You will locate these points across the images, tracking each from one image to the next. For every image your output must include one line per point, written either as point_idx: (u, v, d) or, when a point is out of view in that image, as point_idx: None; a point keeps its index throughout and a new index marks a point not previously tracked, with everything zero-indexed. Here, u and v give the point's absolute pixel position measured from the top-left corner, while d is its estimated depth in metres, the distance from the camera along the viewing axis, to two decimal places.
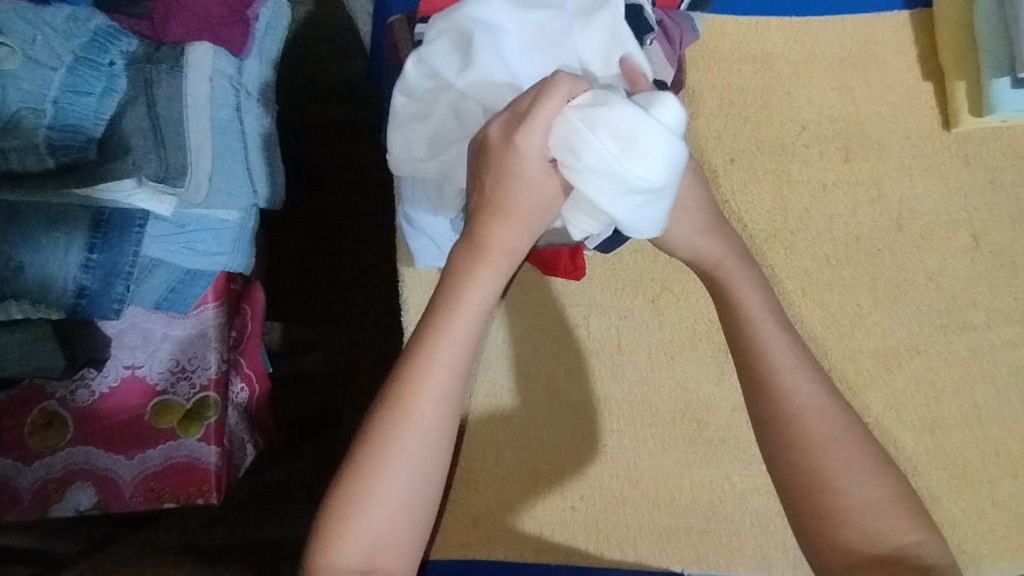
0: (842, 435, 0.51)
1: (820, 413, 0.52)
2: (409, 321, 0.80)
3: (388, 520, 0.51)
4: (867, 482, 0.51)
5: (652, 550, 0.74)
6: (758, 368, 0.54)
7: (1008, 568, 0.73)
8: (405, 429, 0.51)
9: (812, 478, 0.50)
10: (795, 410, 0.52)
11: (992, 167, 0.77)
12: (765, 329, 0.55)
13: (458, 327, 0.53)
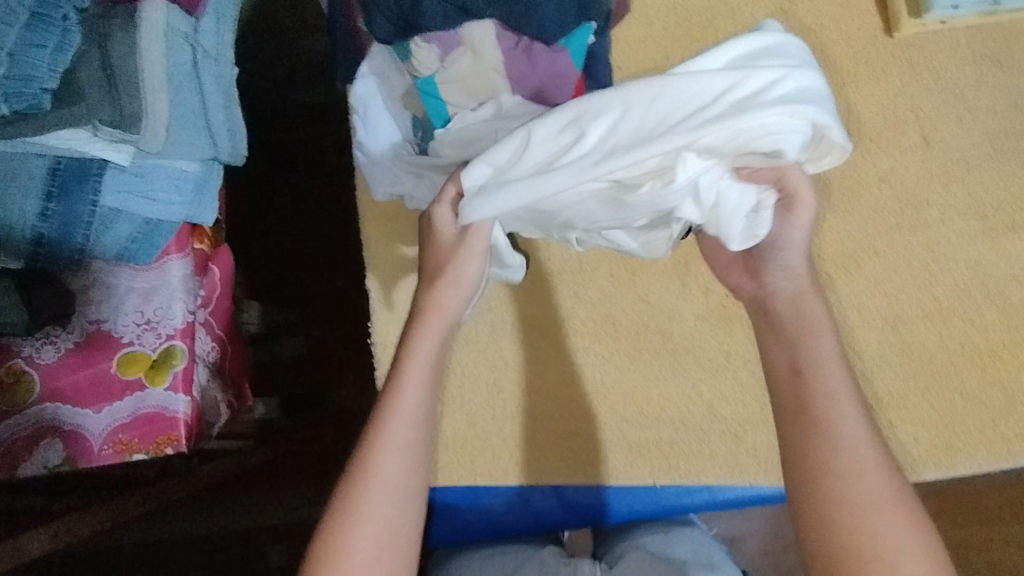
0: (890, 504, 0.52)
1: (870, 473, 0.53)
2: (372, 257, 0.79)
3: (373, 555, 0.55)
4: (914, 557, 0.50)
5: (623, 463, 0.74)
6: (811, 410, 0.56)
7: (982, 461, 0.72)
8: (373, 480, 0.58)
9: (844, 536, 0.51)
10: (845, 462, 0.53)
11: (935, 68, 0.78)
12: (830, 374, 0.57)
13: (408, 391, 0.62)
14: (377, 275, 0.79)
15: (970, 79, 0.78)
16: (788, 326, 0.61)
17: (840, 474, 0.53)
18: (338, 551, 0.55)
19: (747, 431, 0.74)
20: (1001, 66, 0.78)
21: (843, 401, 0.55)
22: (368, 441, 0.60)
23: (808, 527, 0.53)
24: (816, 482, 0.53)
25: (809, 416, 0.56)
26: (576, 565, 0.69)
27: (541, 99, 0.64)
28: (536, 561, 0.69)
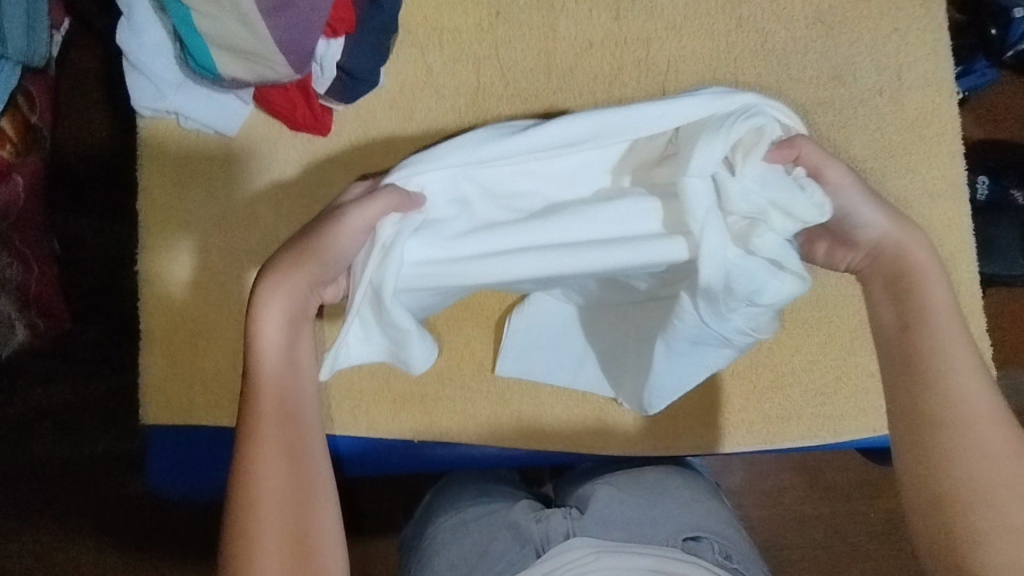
0: (1007, 452, 0.51)
1: (982, 423, 0.52)
2: (143, 180, 0.72)
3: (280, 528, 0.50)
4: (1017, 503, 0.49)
5: (384, 417, 0.71)
6: (928, 361, 0.55)
7: (745, 440, 0.71)
8: (266, 448, 0.52)
9: (957, 488, 0.50)
10: (956, 413, 0.52)
11: (763, 29, 0.73)
12: (944, 328, 0.55)
13: (273, 353, 0.54)
14: (145, 197, 0.72)
15: (797, 45, 0.73)
16: (896, 289, 0.58)
17: (969, 426, 0.52)
18: (245, 529, 0.50)
19: (515, 391, 0.71)
20: (832, 34, 0.73)
21: (963, 359, 0.54)
22: (247, 412, 0.53)
23: (917, 484, 0.52)
24: (929, 439, 0.52)
25: (927, 373, 0.54)
26: (547, 519, 0.63)
27: (288, 14, 0.59)
28: (509, 524, 0.63)
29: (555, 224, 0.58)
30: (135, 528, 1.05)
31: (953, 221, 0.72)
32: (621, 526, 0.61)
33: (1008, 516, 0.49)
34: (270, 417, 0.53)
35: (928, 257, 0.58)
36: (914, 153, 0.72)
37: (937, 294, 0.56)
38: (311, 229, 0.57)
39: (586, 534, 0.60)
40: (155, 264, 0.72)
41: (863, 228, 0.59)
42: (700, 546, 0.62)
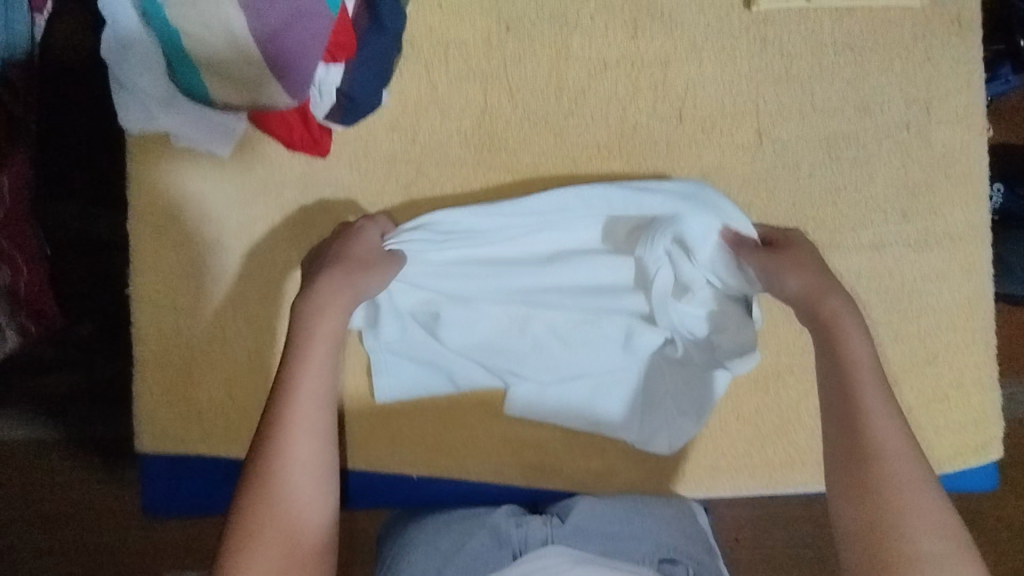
0: (917, 483, 0.51)
1: (893, 458, 0.52)
2: (134, 201, 0.69)
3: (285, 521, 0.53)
4: (932, 532, 0.49)
5: (384, 452, 0.70)
6: (845, 399, 0.56)
7: (747, 485, 0.70)
8: (288, 442, 0.55)
9: (878, 519, 0.51)
10: (868, 448, 0.53)
11: (789, 54, 0.69)
12: (860, 375, 0.56)
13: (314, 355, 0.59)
14: (137, 219, 0.69)
15: (824, 72, 0.69)
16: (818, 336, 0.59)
17: (880, 461, 0.52)
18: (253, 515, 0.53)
19: (516, 431, 0.70)
20: (862, 61, 0.69)
21: (875, 400, 0.55)
22: (279, 403, 0.57)
23: (844, 514, 0.53)
24: (852, 473, 0.53)
25: (849, 412, 0.55)
26: (527, 524, 0.64)
27: (282, 43, 0.56)
28: (489, 526, 0.64)
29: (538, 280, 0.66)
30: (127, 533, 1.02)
31: (973, 267, 0.69)
32: (599, 539, 0.64)
33: (921, 543, 0.49)
34: (301, 415, 0.56)
35: (851, 313, 0.59)
36: (939, 193, 0.69)
37: (855, 342, 0.57)
38: (349, 264, 0.62)
39: (563, 542, 0.63)
40: (148, 289, 0.70)
41: (789, 286, 0.60)
42: (676, 569, 0.63)
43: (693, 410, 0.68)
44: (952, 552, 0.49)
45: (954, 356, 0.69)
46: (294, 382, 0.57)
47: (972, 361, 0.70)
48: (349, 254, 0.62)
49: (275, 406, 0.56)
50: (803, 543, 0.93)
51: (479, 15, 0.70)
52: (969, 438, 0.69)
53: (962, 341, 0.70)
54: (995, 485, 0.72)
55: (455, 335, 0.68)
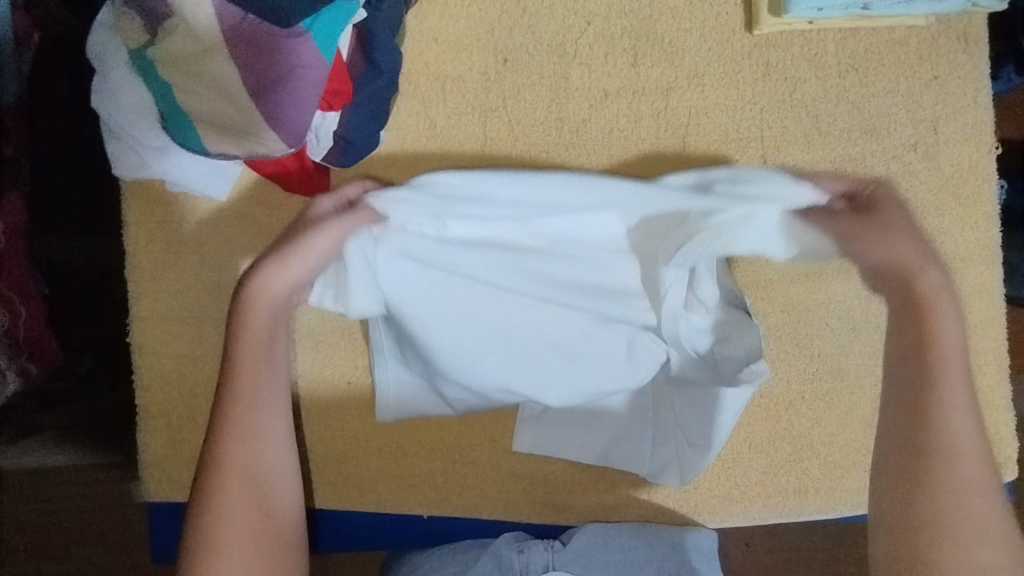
0: (981, 489, 0.52)
1: (965, 459, 0.52)
2: (129, 246, 0.68)
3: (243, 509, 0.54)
4: (986, 540, 0.50)
5: (391, 493, 0.69)
6: (935, 384, 0.54)
7: (760, 514, 0.69)
8: (238, 438, 0.56)
9: (943, 517, 0.51)
10: (946, 443, 0.53)
11: (792, 77, 0.68)
12: (947, 364, 0.55)
13: (255, 350, 0.58)
14: (134, 265, 0.68)
15: (828, 94, 0.68)
16: (905, 312, 0.57)
17: (956, 459, 0.52)
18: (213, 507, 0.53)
19: (525, 466, 0.69)
20: (867, 81, 0.68)
21: (959, 393, 0.54)
22: (227, 402, 0.57)
23: (907, 503, 0.52)
24: (923, 465, 0.52)
25: (934, 401, 0.54)
26: (529, 549, 0.67)
27: (275, 91, 0.54)
28: (492, 553, 0.67)
29: (542, 269, 0.64)
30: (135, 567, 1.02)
31: (985, 288, 0.68)
32: (599, 567, 0.66)
33: (973, 549, 0.50)
34: (248, 411, 0.57)
35: (943, 297, 0.57)
36: (948, 214, 0.68)
37: (947, 328, 0.56)
38: (287, 245, 0.58)
39: (563, 570, 0.66)
40: (146, 335, 0.68)
41: (871, 259, 0.59)
42: None
43: (704, 423, 0.67)
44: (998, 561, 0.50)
45: None
46: (239, 381, 0.57)
47: (986, 382, 0.69)
48: (291, 237, 0.59)
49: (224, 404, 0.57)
50: (817, 561, 0.92)
51: (475, 47, 0.68)
52: None
53: (975, 363, 0.68)
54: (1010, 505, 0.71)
55: (449, 328, 0.63)
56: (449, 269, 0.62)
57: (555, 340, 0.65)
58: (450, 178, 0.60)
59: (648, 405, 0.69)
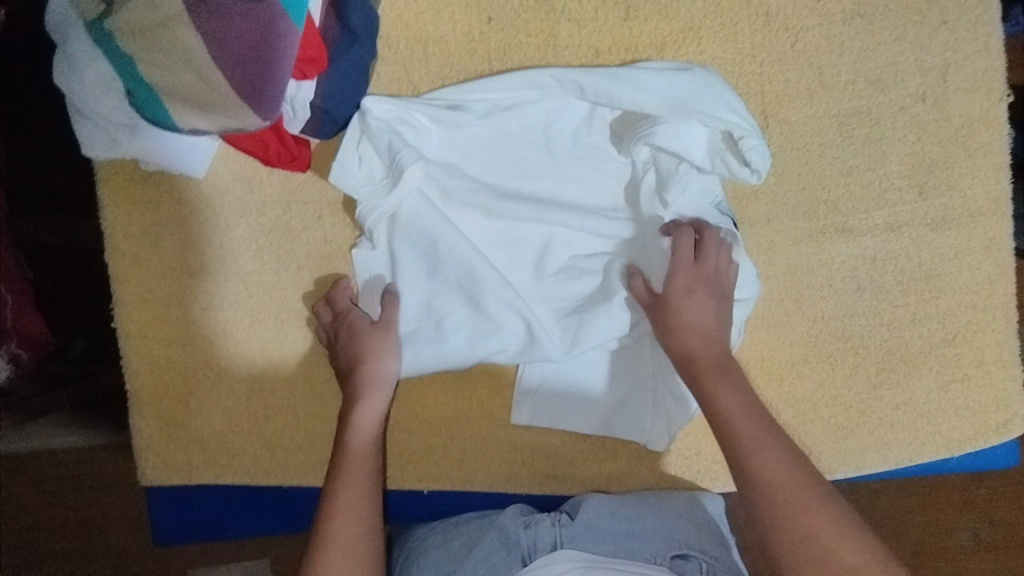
0: (820, 511, 0.55)
1: (789, 489, 0.56)
2: (108, 228, 0.65)
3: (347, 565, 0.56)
4: (846, 545, 0.54)
5: (391, 470, 0.68)
6: (733, 449, 0.58)
7: None
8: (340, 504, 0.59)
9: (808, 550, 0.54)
10: (767, 488, 0.56)
11: (793, 27, 0.65)
12: (742, 423, 0.59)
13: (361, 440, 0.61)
14: (114, 247, 0.66)
15: (831, 44, 0.65)
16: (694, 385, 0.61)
17: (781, 498, 0.56)
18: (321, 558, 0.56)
19: (526, 438, 0.68)
20: (871, 29, 0.65)
21: (758, 437, 0.58)
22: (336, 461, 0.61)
23: (794, 567, 0.54)
24: (773, 514, 0.55)
25: (742, 462, 0.58)
26: (536, 525, 0.64)
27: (246, 66, 0.52)
28: (498, 528, 0.64)
29: (525, 182, 0.66)
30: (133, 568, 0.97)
31: (994, 242, 0.66)
32: (609, 538, 0.62)
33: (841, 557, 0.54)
34: (352, 471, 0.60)
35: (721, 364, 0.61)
36: (956, 166, 0.65)
37: (726, 393, 0.60)
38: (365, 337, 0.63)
39: (573, 545, 0.62)
40: (133, 319, 0.66)
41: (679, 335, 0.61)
42: (687, 564, 0.63)
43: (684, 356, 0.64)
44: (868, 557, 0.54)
45: (974, 334, 0.67)
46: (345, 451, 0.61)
47: (993, 339, 0.67)
48: (365, 344, 0.63)
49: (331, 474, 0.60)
50: None
51: (459, 6, 0.65)
52: (989, 417, 0.67)
53: (983, 320, 0.67)
54: (1015, 461, 0.71)
55: (441, 249, 0.63)
56: (436, 180, 0.64)
57: (550, 257, 0.65)
58: (437, 91, 0.65)
59: (644, 353, 0.67)
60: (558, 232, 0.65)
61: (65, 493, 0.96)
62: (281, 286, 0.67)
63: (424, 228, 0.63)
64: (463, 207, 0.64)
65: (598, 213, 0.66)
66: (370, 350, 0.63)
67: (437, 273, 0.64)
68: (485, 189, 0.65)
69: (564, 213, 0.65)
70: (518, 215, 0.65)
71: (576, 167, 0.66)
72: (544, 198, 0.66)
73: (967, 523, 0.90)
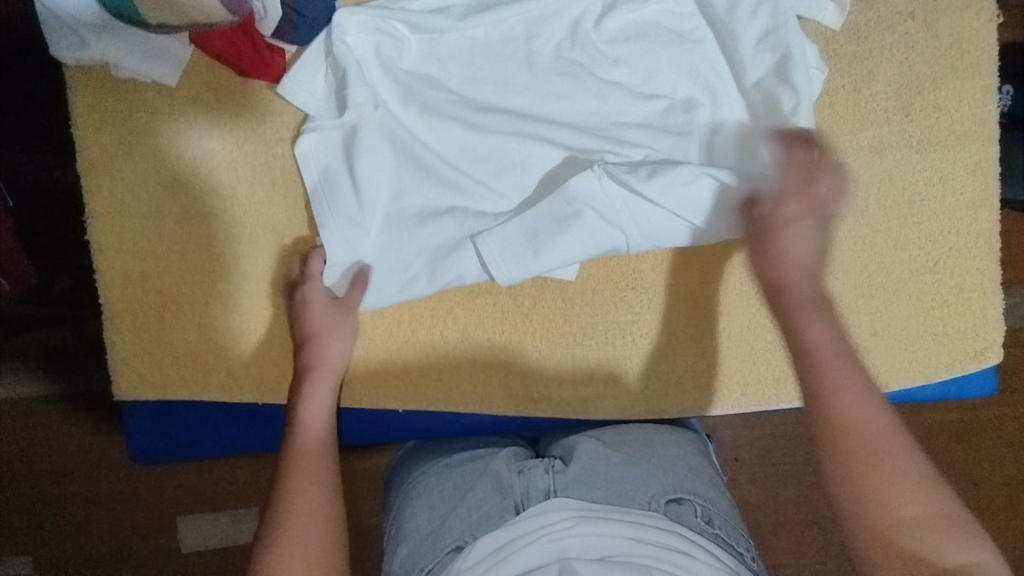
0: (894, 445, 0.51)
1: (868, 426, 0.52)
2: (79, 136, 0.64)
3: (307, 527, 0.53)
4: (911, 493, 0.49)
5: (366, 387, 0.68)
6: (813, 378, 0.55)
7: (736, 402, 0.69)
8: (303, 481, 0.56)
9: (868, 490, 0.50)
10: (843, 422, 0.52)
11: None
12: (824, 357, 0.56)
13: (310, 422, 0.60)
14: (86, 156, 0.65)
15: None
16: (777, 312, 0.60)
17: (861, 436, 0.51)
18: (278, 527, 0.54)
19: (501, 360, 0.68)
20: None
21: (841, 376, 0.54)
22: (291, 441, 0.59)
23: (855, 509, 0.49)
24: (835, 444, 0.52)
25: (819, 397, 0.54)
26: (529, 471, 0.62)
27: None
28: (491, 474, 0.63)
29: (504, 98, 0.64)
30: (104, 520, 0.94)
31: (979, 166, 0.65)
32: (602, 484, 0.61)
33: (898, 506, 0.49)
34: (308, 446, 0.58)
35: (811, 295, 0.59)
36: (943, 88, 0.64)
37: (811, 326, 0.57)
38: (320, 321, 0.63)
39: (566, 493, 0.60)
40: (106, 231, 0.66)
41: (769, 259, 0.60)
42: (682, 509, 0.61)
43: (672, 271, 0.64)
44: (940, 511, 0.48)
45: (956, 261, 0.66)
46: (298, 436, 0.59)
47: (975, 266, 0.66)
48: (321, 321, 0.63)
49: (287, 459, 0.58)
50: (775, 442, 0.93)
51: None
52: (968, 344, 0.67)
53: (965, 247, 0.66)
54: (993, 392, 0.70)
55: (413, 166, 0.63)
56: (412, 93, 0.63)
57: (532, 177, 0.64)
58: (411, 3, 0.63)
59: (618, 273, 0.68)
60: (537, 149, 0.64)
61: (35, 431, 0.93)
62: (256, 200, 0.66)
63: (400, 136, 0.63)
64: (441, 120, 0.63)
65: (581, 131, 0.64)
66: (318, 337, 0.63)
67: (409, 190, 0.63)
68: (463, 105, 0.63)
69: (544, 129, 0.63)
70: (498, 130, 0.63)
71: (558, 83, 0.64)
72: (523, 113, 0.64)
73: (949, 479, 0.91)
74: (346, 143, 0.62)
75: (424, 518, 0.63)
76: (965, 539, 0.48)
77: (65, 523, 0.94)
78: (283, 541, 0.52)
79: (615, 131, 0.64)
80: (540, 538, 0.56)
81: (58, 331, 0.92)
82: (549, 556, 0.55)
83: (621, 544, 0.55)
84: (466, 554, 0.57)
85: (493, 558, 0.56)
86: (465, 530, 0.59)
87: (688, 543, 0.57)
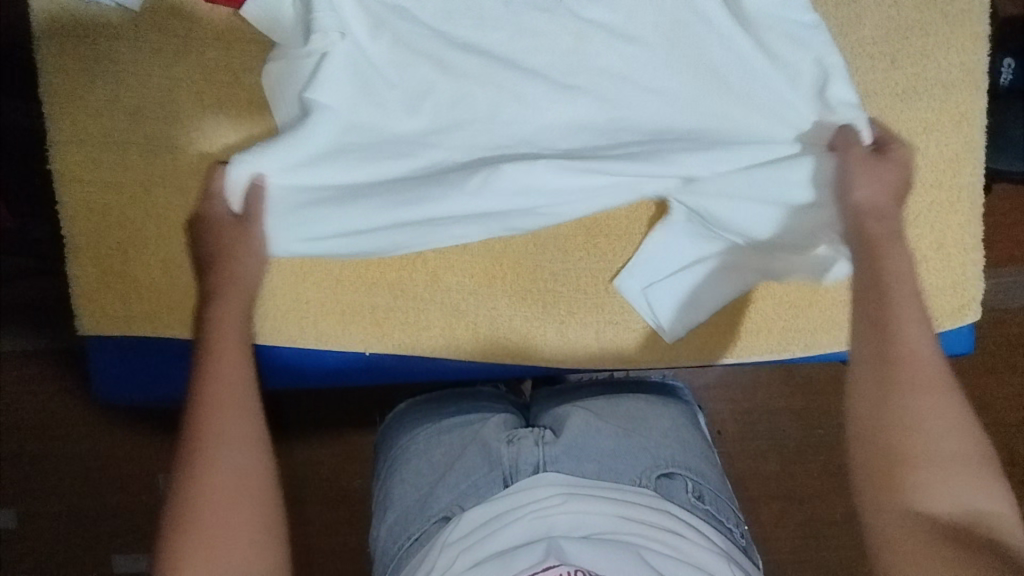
0: (944, 387, 0.47)
1: (927, 365, 0.48)
2: (44, 61, 0.63)
3: (243, 456, 0.48)
4: (952, 435, 0.46)
5: (333, 328, 0.67)
6: (882, 307, 0.51)
7: (709, 354, 0.68)
8: (218, 400, 0.49)
9: (896, 420, 0.46)
10: (900, 351, 0.48)
11: None
12: (898, 287, 0.51)
13: (226, 347, 0.52)
14: (50, 84, 0.64)
15: None
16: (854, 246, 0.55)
17: (913, 365, 0.48)
18: (201, 456, 0.47)
19: (470, 303, 0.67)
20: None
21: (913, 313, 0.50)
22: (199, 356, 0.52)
23: (868, 433, 0.47)
24: (890, 374, 0.48)
25: (883, 327, 0.50)
26: (519, 442, 0.62)
27: None
28: (480, 443, 0.63)
29: (476, 34, 0.62)
30: (79, 470, 0.93)
31: (965, 117, 0.64)
32: (593, 458, 0.60)
33: (937, 440, 0.46)
34: (222, 358, 0.51)
35: (892, 229, 0.55)
36: (932, 34, 0.63)
37: (890, 256, 0.53)
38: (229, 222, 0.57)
39: (554, 466, 0.59)
40: (69, 161, 0.64)
41: (855, 197, 0.57)
42: (674, 485, 0.60)
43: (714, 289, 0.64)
44: (968, 455, 0.45)
45: (936, 216, 0.64)
46: (213, 348, 0.52)
47: (956, 221, 0.65)
48: (230, 227, 0.57)
49: (194, 378, 0.50)
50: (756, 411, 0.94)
51: None
52: (946, 301, 0.66)
53: (947, 201, 0.64)
54: (970, 351, 0.69)
55: (378, 103, 0.61)
56: (380, 25, 0.61)
57: (500, 122, 0.62)
58: None
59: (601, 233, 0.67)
60: (508, 90, 0.62)
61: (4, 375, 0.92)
62: (221, 133, 0.64)
63: (363, 69, 0.61)
64: (409, 55, 0.61)
65: (553, 73, 0.62)
66: (231, 238, 0.57)
67: (372, 129, 0.61)
68: (432, 40, 0.61)
69: (516, 68, 0.62)
70: (468, 71, 0.61)
71: (534, 18, 0.62)
72: (496, 53, 0.62)
73: None
74: (310, 74, 0.60)
75: (410, 485, 0.63)
76: (989, 488, 0.45)
77: (34, 469, 0.93)
78: (212, 465, 0.47)
79: (589, 72, 0.62)
80: (528, 513, 0.55)
81: (34, 282, 0.91)
82: (536, 533, 0.53)
83: (609, 522, 0.54)
84: (452, 523, 0.56)
85: (479, 530, 0.55)
86: (452, 500, 0.59)
87: (681, 523, 0.55)
